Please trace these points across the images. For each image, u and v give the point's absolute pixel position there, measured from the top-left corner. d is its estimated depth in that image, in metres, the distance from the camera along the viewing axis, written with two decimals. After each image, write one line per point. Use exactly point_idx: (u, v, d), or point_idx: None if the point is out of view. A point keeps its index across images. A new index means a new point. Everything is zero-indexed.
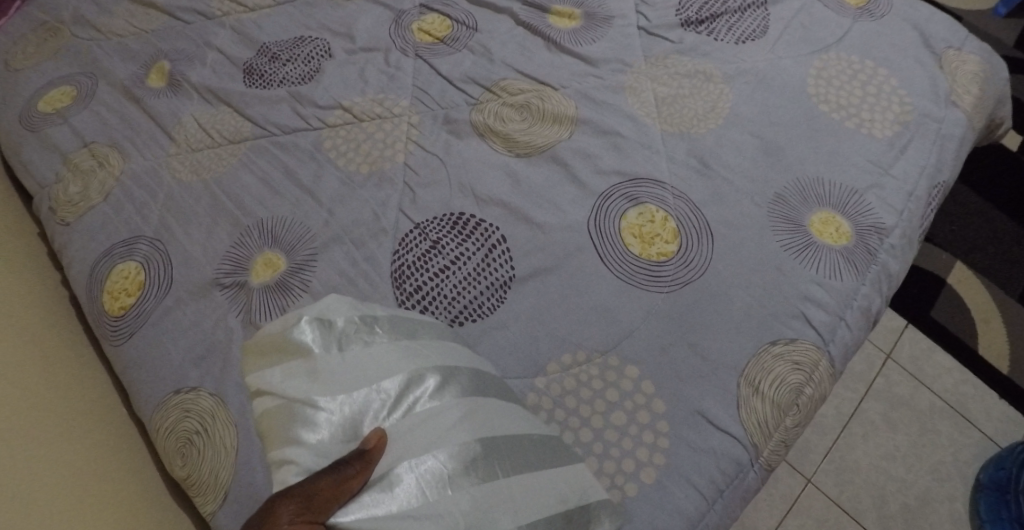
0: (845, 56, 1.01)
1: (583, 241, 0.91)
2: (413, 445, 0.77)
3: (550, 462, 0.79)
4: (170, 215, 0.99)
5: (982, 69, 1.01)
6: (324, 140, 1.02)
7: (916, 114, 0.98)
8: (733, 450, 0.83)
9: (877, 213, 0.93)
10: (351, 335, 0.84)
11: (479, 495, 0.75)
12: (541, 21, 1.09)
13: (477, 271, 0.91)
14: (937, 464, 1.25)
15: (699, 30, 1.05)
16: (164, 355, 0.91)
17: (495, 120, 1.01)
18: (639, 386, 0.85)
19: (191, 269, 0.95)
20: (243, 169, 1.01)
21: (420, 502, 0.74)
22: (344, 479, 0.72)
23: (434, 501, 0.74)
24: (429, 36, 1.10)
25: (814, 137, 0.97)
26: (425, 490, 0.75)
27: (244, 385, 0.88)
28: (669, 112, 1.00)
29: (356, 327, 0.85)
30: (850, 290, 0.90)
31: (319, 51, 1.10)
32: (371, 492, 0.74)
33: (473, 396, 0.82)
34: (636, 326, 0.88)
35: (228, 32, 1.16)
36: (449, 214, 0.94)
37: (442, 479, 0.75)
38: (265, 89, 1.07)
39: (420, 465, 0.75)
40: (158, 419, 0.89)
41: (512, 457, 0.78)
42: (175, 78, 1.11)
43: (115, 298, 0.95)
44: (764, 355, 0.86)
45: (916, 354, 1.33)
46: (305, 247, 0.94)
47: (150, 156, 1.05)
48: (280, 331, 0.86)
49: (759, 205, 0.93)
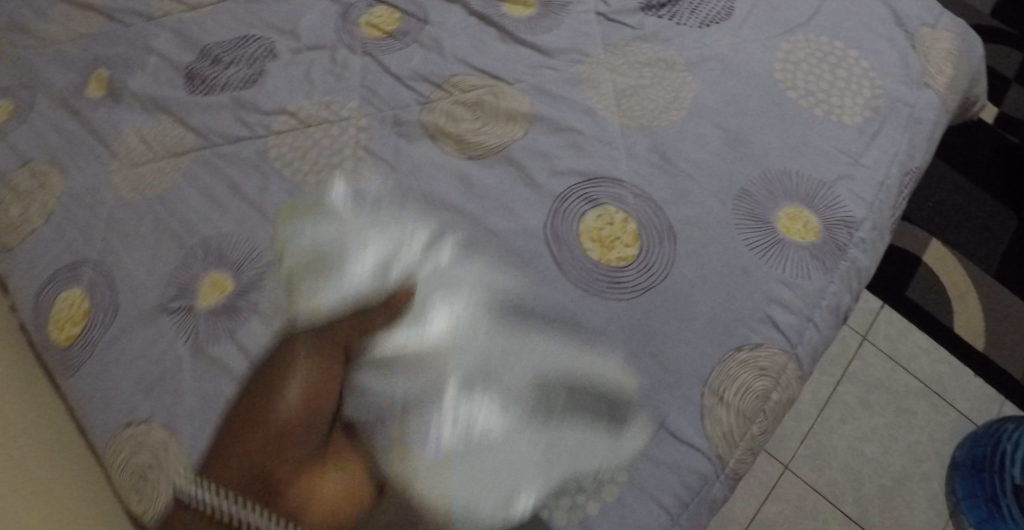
0: (813, 37, 0.97)
1: (541, 249, 0.86)
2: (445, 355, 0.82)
3: (575, 361, 0.81)
4: (115, 237, 0.96)
5: (955, 47, 1.00)
6: (268, 148, 0.97)
7: (887, 99, 0.94)
8: (698, 463, 0.81)
9: (846, 206, 0.90)
10: (396, 250, 0.88)
11: (505, 400, 0.80)
12: (494, 9, 1.03)
13: (429, 286, 0.86)
14: (913, 444, 1.25)
15: (660, 15, 1.00)
16: (114, 387, 0.89)
17: (446, 121, 0.95)
18: (601, 400, 0.81)
19: (137, 294, 0.92)
20: (186, 183, 0.97)
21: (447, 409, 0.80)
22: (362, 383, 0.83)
23: (473, 441, 0.79)
24: (377, 31, 1.04)
25: (781, 126, 0.92)
26: (470, 428, 0.79)
27: (194, 414, 0.85)
28: (630, 104, 0.95)
29: (400, 241, 0.88)
30: (818, 289, 0.87)
31: (262, 51, 1.04)
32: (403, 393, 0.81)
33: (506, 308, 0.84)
34: (597, 338, 0.83)
35: (168, 34, 1.10)
36: (399, 225, 0.89)
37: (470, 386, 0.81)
38: (207, 96, 1.03)
39: (448, 374, 0.81)
40: (112, 453, 0.87)
41: (539, 364, 0.81)
42: (115, 87, 1.07)
43: (60, 328, 0.93)
44: (730, 363, 0.83)
45: (891, 336, 1.33)
46: (250, 266, 0.90)
47: (92, 173, 1.01)
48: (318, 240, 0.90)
49: (724, 201, 0.89)
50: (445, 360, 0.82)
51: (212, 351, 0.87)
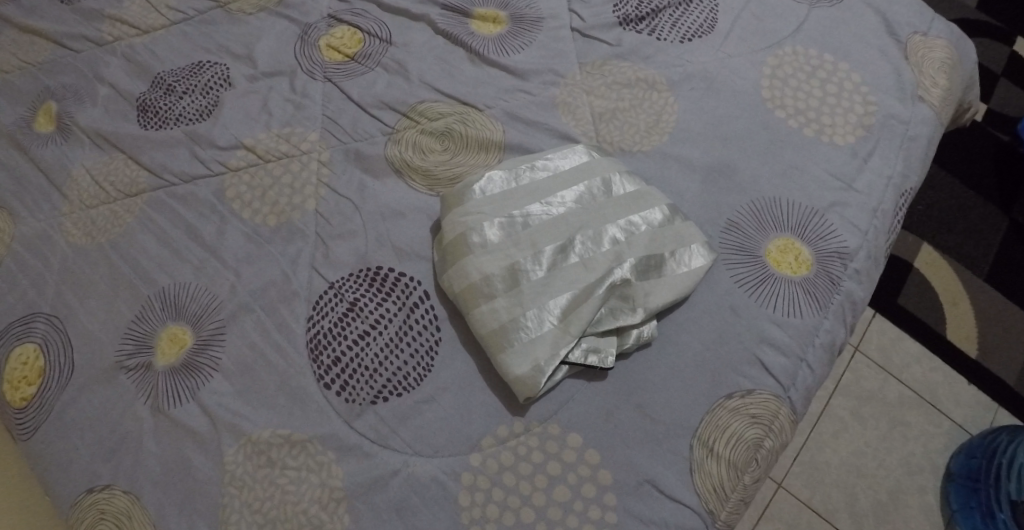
0: (802, 49, 0.91)
1: (566, 239, 0.81)
2: (543, 287, 0.80)
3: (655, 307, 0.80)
4: (68, 287, 0.90)
5: (949, 55, 0.92)
6: (226, 188, 0.92)
7: (881, 115, 0.88)
8: (685, 519, 0.77)
9: (840, 235, 0.84)
10: (517, 187, 0.84)
11: (594, 342, 0.79)
12: (462, 27, 0.97)
13: (400, 336, 0.82)
14: (909, 456, 1.18)
15: (639, 29, 0.94)
16: (71, 451, 0.84)
17: (412, 153, 0.90)
18: (582, 456, 0.78)
19: (93, 351, 0.87)
20: (141, 229, 0.91)
21: (542, 339, 0.78)
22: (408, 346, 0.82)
23: (527, 296, 0.79)
24: (338, 54, 0.97)
25: (767, 149, 0.87)
26: (550, 270, 0.80)
27: (158, 481, 0.81)
28: (608, 130, 0.89)
29: (524, 182, 0.85)
30: (811, 326, 0.82)
31: (218, 79, 0.98)
32: (501, 316, 0.79)
33: (615, 250, 0.81)
34: (577, 390, 0.80)
35: (119, 61, 1.02)
36: (366, 270, 0.85)
37: (564, 321, 0.78)
38: (160, 130, 0.96)
39: (549, 306, 0.79)
40: (74, 522, 0.82)
41: (626, 305, 0.80)
42: (63, 121, 0.99)
43: (15, 388, 0.88)
44: (718, 412, 0.79)
45: (884, 343, 1.25)
46: (211, 318, 0.86)
47: (41, 217, 0.94)
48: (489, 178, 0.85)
49: (710, 235, 0.84)
50: (536, 289, 0.79)
51: (174, 412, 0.83)
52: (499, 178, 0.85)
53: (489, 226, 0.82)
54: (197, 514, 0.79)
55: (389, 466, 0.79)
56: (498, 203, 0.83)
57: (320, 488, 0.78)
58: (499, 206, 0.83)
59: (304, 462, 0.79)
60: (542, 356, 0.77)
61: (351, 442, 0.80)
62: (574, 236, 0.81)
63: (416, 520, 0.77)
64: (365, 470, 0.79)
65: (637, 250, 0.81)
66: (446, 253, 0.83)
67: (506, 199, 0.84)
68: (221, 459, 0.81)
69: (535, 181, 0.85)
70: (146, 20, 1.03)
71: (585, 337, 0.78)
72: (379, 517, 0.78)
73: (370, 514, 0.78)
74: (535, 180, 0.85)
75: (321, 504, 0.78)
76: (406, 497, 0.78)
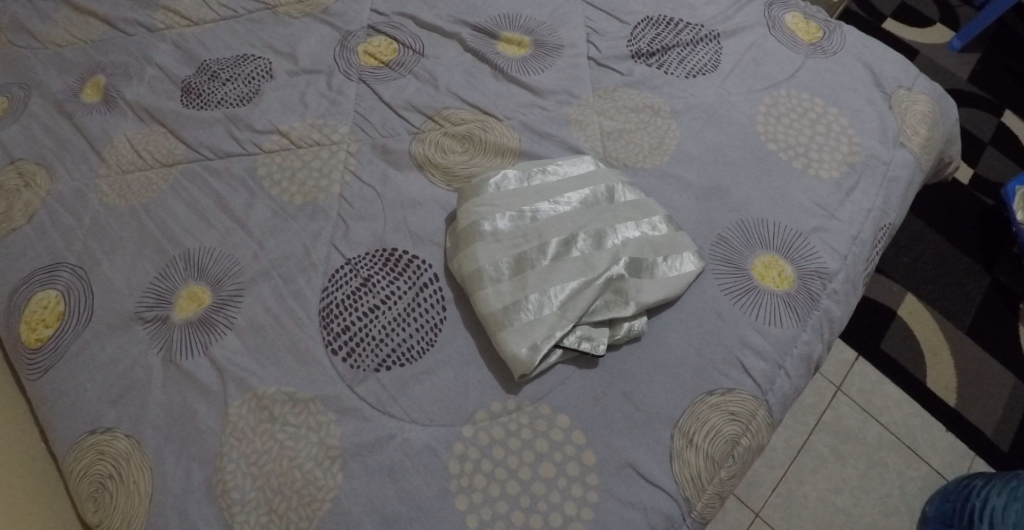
0: (795, 93, 1.00)
1: (571, 237, 0.88)
2: (548, 276, 0.86)
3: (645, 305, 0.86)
4: (95, 242, 0.96)
5: (929, 110, 1.02)
6: (258, 166, 0.99)
7: (864, 156, 0.97)
8: (664, 504, 0.81)
9: (821, 257, 0.91)
10: (527, 186, 0.91)
11: (587, 329, 0.84)
12: (489, 47, 1.06)
13: (409, 312, 0.88)
14: (883, 497, 1.22)
15: (649, 63, 1.03)
16: (82, 392, 0.88)
17: (435, 151, 0.98)
18: (570, 436, 0.82)
19: (113, 301, 0.92)
20: (174, 195, 0.98)
21: (539, 321, 0.84)
22: (417, 322, 0.87)
23: (531, 281, 0.85)
24: (374, 60, 1.06)
25: (759, 176, 0.95)
26: (552, 259, 0.87)
27: (162, 426, 0.85)
28: (615, 147, 0.98)
29: (534, 183, 0.92)
30: (790, 337, 0.88)
31: (260, 71, 1.06)
32: (504, 297, 0.85)
33: (613, 249, 0.87)
34: (568, 375, 0.85)
35: (169, 47, 1.10)
36: (381, 250, 0.91)
37: (562, 305, 0.84)
38: (200, 110, 1.03)
39: (552, 290, 0.85)
40: (72, 460, 0.86)
41: (618, 300, 0.85)
42: (110, 94, 1.06)
43: (31, 329, 0.92)
44: (700, 406, 0.84)
45: (863, 388, 1.31)
46: (231, 281, 0.91)
47: (79, 177, 1.01)
48: (505, 177, 0.92)
49: (702, 246, 0.91)
50: (539, 276, 0.86)
51: (186, 363, 0.87)
52: (513, 178, 0.92)
53: (498, 216, 0.89)
54: (196, 461, 0.83)
55: (386, 430, 0.83)
56: (507, 198, 0.90)
57: (319, 446, 0.82)
58: (510, 201, 0.90)
59: (305, 420, 0.84)
60: (537, 336, 0.83)
61: (352, 405, 0.84)
62: (578, 235, 0.88)
63: (410, 482, 0.81)
64: (363, 431, 0.83)
65: (634, 252, 0.87)
66: (459, 238, 0.89)
67: (517, 196, 0.90)
68: (226, 410, 0.85)
69: (545, 183, 0.92)
70: (198, 14, 1.12)
71: (579, 323, 0.84)
72: (372, 477, 0.81)
73: (365, 474, 0.81)
74: (546, 181, 0.92)
75: (317, 461, 0.82)
76: (399, 460, 0.82)
